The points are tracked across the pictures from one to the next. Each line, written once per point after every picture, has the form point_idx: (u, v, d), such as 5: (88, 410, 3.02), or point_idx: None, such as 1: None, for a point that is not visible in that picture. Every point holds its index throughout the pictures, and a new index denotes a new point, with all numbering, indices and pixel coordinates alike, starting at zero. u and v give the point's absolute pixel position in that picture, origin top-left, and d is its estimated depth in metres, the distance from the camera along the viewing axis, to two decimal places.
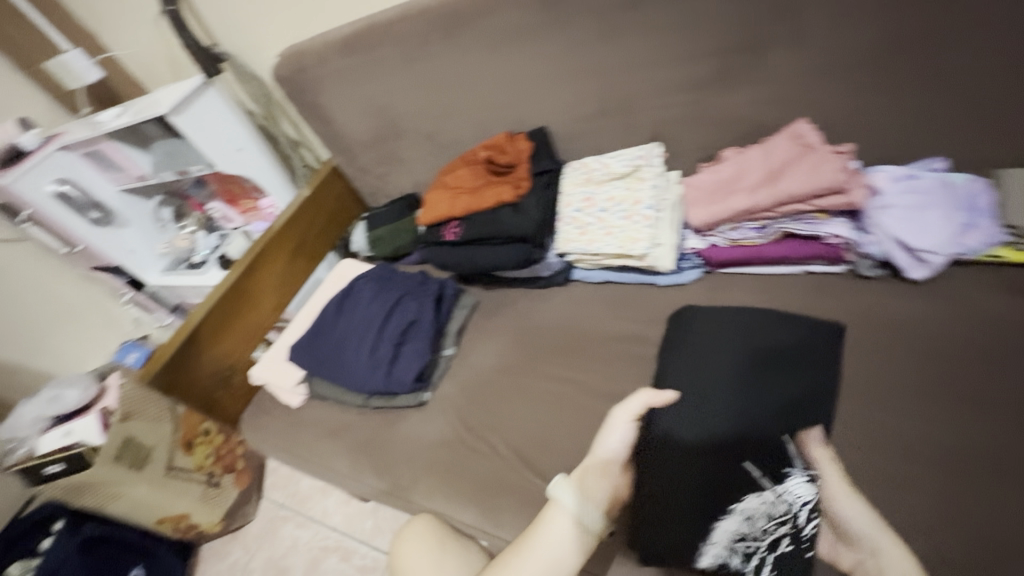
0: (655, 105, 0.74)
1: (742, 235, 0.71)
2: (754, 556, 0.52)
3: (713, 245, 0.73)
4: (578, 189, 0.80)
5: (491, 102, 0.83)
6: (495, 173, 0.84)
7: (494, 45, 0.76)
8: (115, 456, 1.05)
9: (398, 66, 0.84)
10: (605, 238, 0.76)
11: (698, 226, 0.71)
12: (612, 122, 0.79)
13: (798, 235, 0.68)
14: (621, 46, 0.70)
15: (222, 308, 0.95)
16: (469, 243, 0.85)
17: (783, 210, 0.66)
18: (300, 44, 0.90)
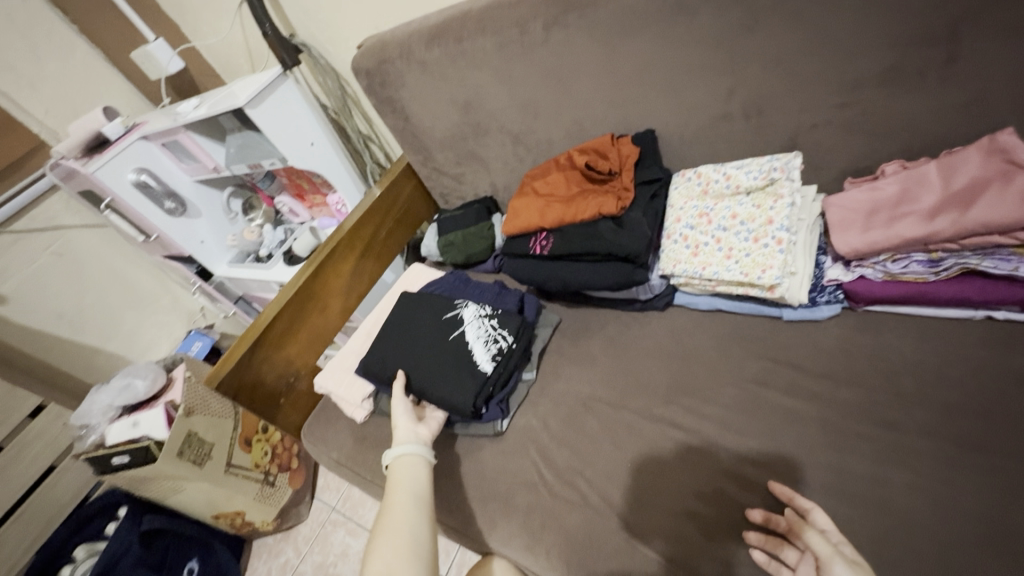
0: (797, 109, 0.62)
1: (903, 268, 0.60)
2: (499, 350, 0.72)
3: (861, 278, 0.62)
4: (693, 203, 0.70)
5: (592, 101, 0.74)
6: (594, 181, 0.75)
7: (605, 38, 0.65)
8: (177, 452, 1.00)
9: (489, 59, 0.75)
10: (724, 262, 0.66)
11: (844, 255, 0.61)
12: (737, 127, 0.67)
13: (981, 272, 0.56)
14: (762, 39, 0.58)
15: (292, 311, 0.91)
16: (560, 258, 0.76)
17: (969, 243, 0.54)
18: (384, 35, 0.83)
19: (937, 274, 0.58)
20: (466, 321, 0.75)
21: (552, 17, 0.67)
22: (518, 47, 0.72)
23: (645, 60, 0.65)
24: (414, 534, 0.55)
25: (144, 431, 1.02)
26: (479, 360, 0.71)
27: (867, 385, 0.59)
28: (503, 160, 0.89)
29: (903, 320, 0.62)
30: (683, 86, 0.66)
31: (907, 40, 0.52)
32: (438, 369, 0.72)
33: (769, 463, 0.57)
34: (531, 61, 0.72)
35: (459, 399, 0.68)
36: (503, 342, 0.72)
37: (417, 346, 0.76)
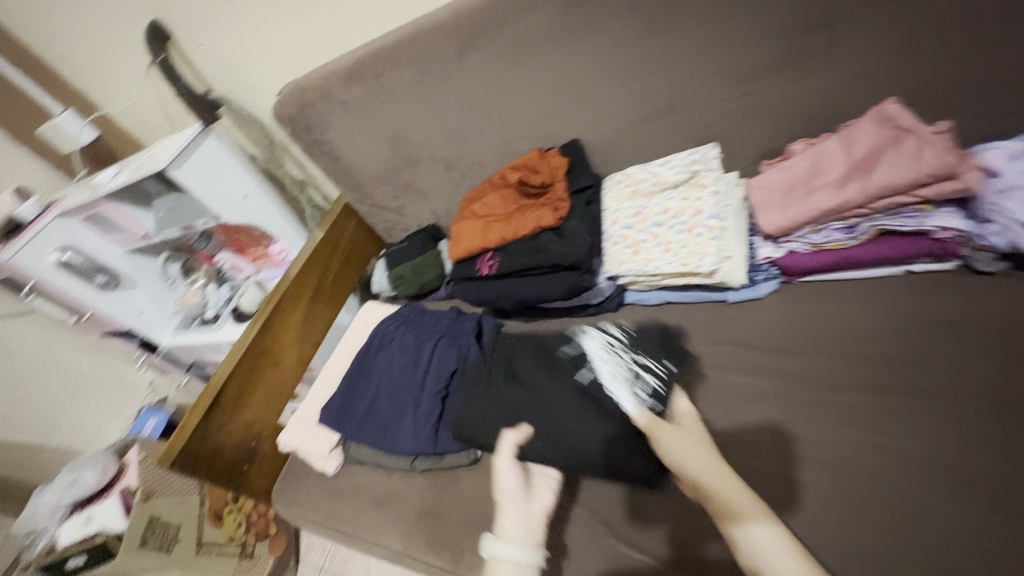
0: (704, 103, 0.65)
1: (826, 237, 0.63)
2: (642, 376, 0.63)
3: (792, 252, 0.66)
4: (621, 203, 0.73)
5: (515, 122, 0.75)
6: (529, 196, 0.76)
7: (517, 59, 0.67)
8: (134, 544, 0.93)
9: (410, 90, 0.76)
10: (664, 255, 0.68)
11: (771, 232, 0.64)
12: (656, 127, 0.70)
13: (896, 232, 0.60)
14: (662, 42, 0.61)
15: (243, 370, 0.87)
16: (507, 277, 0.76)
17: (877, 205, 0.58)
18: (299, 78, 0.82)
19: (856, 239, 0.62)
20: (598, 356, 0.66)
21: (463, 43, 0.68)
22: (434, 76, 0.73)
23: (557, 75, 0.68)
24: None
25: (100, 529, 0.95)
26: (623, 403, 0.61)
27: (812, 352, 0.62)
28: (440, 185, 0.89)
29: (841, 286, 0.65)
30: (602, 92, 0.68)
31: (797, 25, 0.56)
32: (562, 419, 0.63)
33: (737, 445, 0.59)
34: (449, 87, 0.73)
35: (579, 447, 0.60)
36: (654, 374, 0.63)
37: (503, 399, 0.68)
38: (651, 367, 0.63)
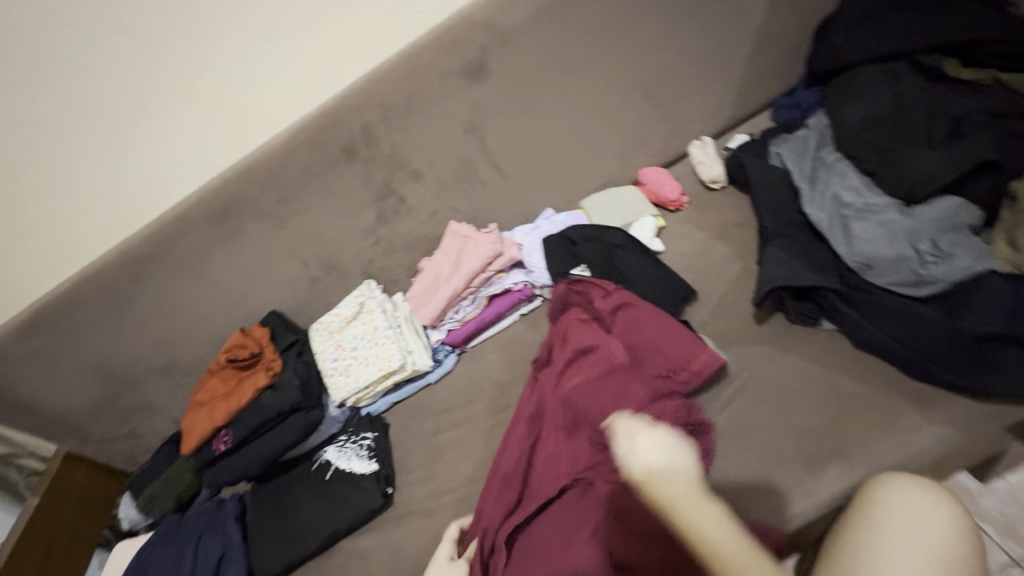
0: (532, 198, 1.09)
1: (462, 314, 1.05)
2: (364, 437, 0.98)
3: (450, 331, 1.05)
4: (327, 340, 1.05)
5: (334, 221, 1.00)
6: (242, 370, 1.03)
7: (391, 169, 0.97)
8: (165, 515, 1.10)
9: (304, 188, 0.95)
10: (367, 369, 1.00)
11: (429, 320, 1.03)
12: (506, 204, 1.08)
13: (496, 294, 1.05)
14: (502, 170, 1.04)
15: (209, 433, 1.01)
16: (249, 440, 1.00)
17: (475, 282, 1.03)
18: (212, 184, 0.93)
19: (476, 306, 1.05)
20: (334, 459, 0.98)
21: (349, 154, 0.94)
22: (327, 175, 0.95)
23: (429, 175, 1.00)
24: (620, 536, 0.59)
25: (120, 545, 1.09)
26: (364, 468, 0.95)
27: None
28: (413, 228, 1.05)
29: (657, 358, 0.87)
30: (468, 188, 1.04)
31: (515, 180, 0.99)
32: (345, 495, 0.93)
33: None
34: (332, 189, 0.97)
35: (366, 500, 0.92)
36: (368, 439, 0.98)
37: (309, 516, 0.93)
38: (366, 437, 0.98)
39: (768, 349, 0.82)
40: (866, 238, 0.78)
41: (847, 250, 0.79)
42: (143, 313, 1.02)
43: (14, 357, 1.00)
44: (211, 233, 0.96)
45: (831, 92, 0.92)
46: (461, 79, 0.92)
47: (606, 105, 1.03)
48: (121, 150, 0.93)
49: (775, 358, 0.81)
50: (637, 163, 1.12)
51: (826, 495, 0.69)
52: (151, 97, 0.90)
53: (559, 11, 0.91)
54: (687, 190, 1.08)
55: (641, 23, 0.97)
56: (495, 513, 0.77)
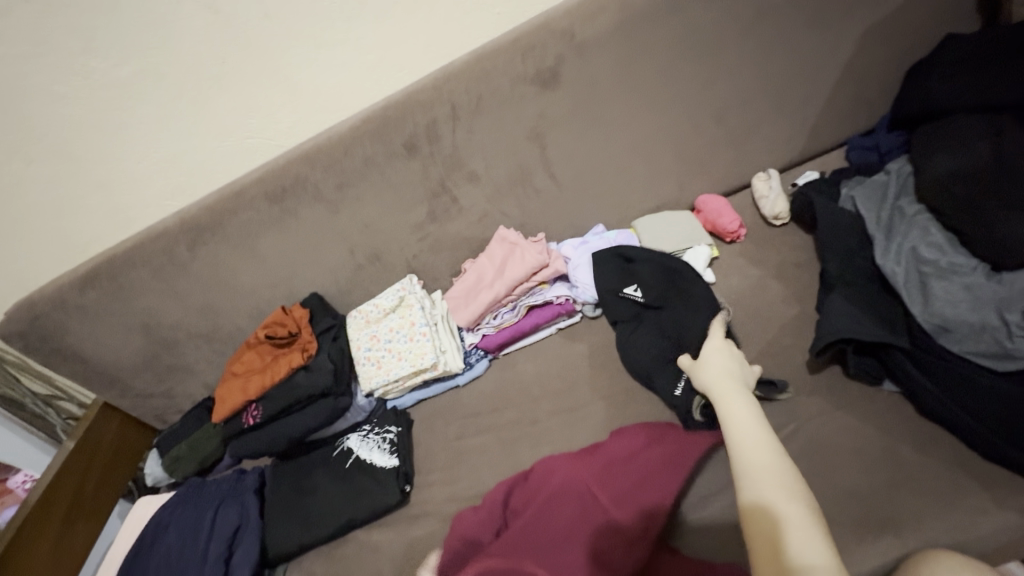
0: (584, 212, 1.07)
1: (500, 320, 1.03)
2: (388, 430, 0.99)
3: (485, 336, 1.04)
4: (364, 329, 1.05)
5: (387, 212, 1.01)
6: (278, 347, 1.04)
7: (449, 168, 0.97)
8: (187, 477, 1.13)
9: (362, 177, 0.96)
10: (398, 363, 1.00)
11: (466, 322, 1.02)
12: (557, 215, 1.06)
13: (536, 304, 1.03)
14: (558, 180, 1.03)
15: (240, 406, 1.02)
16: (277, 417, 1.01)
17: (517, 290, 1.01)
18: (274, 163, 0.95)
19: (514, 314, 1.03)
20: (356, 447, 0.99)
21: (410, 148, 0.94)
22: (385, 166, 0.95)
23: (486, 178, 0.99)
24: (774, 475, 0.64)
25: (143, 499, 1.13)
26: (385, 461, 0.95)
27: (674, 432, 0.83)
28: (462, 229, 1.05)
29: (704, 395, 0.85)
30: (523, 195, 1.03)
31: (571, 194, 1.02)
32: (362, 486, 0.94)
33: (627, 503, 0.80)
34: (390, 182, 0.97)
35: (382, 494, 0.92)
36: (391, 433, 0.98)
37: (325, 502, 0.94)
38: (389, 430, 0.99)
39: (819, 402, 0.78)
40: (944, 300, 0.73)
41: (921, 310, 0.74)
42: (192, 280, 1.04)
43: (68, 307, 1.03)
44: (268, 211, 0.97)
45: (920, 139, 0.87)
46: (532, 85, 0.91)
47: (674, 126, 1.00)
48: (188, 121, 0.95)
49: (825, 412, 0.77)
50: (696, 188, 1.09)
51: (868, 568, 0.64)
52: (223, 72, 0.91)
53: (642, 25, 0.89)
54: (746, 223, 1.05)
55: (724, 46, 0.94)
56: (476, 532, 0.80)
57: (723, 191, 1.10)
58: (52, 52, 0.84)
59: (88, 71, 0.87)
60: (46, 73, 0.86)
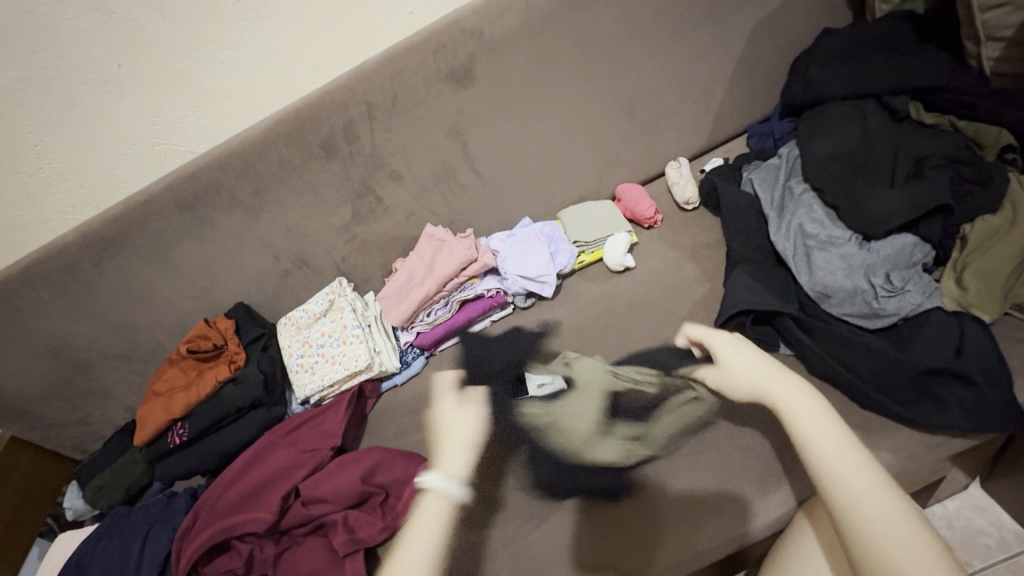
0: (510, 206, 1.10)
1: (433, 317, 1.04)
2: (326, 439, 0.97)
3: (419, 334, 1.04)
4: (295, 336, 1.03)
5: (308, 215, 0.99)
6: (203, 362, 1.00)
7: (368, 168, 0.97)
8: (112, 507, 1.06)
9: (279, 180, 0.94)
10: (332, 367, 0.99)
11: (398, 321, 1.02)
12: (484, 210, 1.09)
13: (468, 299, 1.05)
14: (480, 176, 1.04)
15: (165, 426, 0.98)
16: (206, 433, 0.98)
17: (447, 285, 1.02)
18: (181, 169, 0.91)
19: (448, 310, 1.05)
20: None
21: (325, 150, 0.93)
22: (301, 167, 0.93)
23: (407, 176, 1.00)
24: (854, 474, 0.65)
25: (63, 534, 1.05)
26: None
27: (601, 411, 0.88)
28: (389, 228, 1.05)
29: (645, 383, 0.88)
30: (447, 192, 1.04)
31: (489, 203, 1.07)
32: None
33: (561, 482, 0.84)
34: (307, 182, 0.95)
35: None
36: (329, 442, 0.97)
37: None
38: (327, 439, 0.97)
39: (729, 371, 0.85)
40: (823, 270, 0.81)
41: (804, 280, 0.83)
42: (102, 298, 0.98)
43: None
44: (180, 220, 0.93)
45: (805, 124, 0.96)
46: (445, 84, 0.92)
47: (589, 120, 1.05)
48: (82, 129, 0.90)
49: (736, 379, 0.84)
50: (615, 179, 1.14)
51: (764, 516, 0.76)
52: (116, 77, 0.87)
53: (549, 25, 0.92)
54: (661, 209, 1.11)
55: (628, 42, 0.99)
56: (275, 546, 0.84)
57: (641, 180, 1.16)
58: None
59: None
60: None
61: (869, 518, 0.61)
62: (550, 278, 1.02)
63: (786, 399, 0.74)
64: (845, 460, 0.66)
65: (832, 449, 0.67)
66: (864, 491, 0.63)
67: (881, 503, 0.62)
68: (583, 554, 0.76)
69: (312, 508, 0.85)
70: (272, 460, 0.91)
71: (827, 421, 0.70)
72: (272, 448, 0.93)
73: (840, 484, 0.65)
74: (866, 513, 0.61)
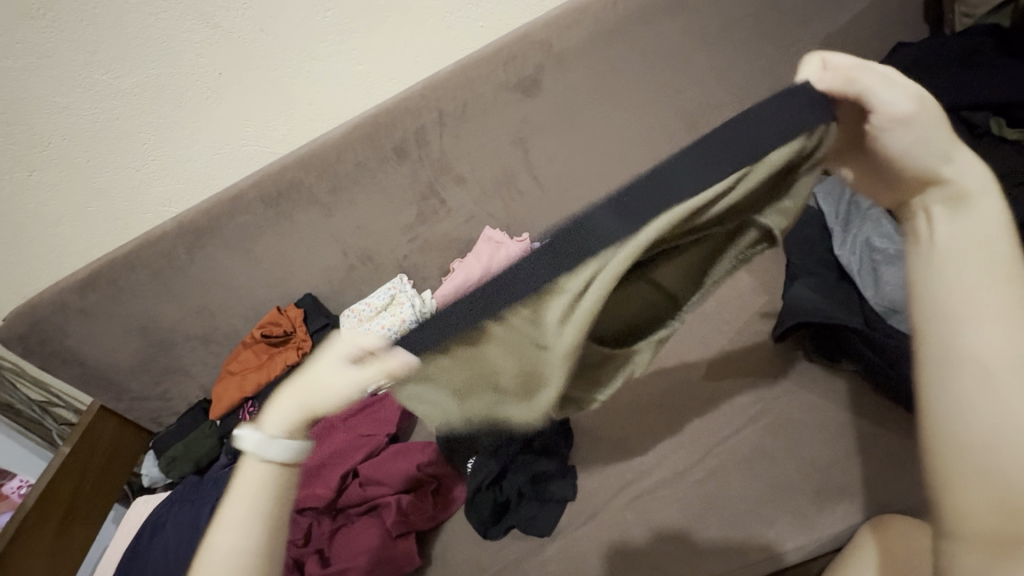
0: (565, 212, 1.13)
1: None
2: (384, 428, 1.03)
3: None
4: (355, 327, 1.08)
5: (376, 214, 1.05)
6: (273, 347, 1.09)
7: (434, 171, 1.02)
8: (184, 476, 1.15)
9: (352, 179, 1.00)
10: None
11: None
12: (541, 216, 1.12)
13: None
14: (539, 186, 1.08)
15: (237, 403, 1.07)
16: None
17: None
18: (268, 166, 0.99)
19: None
20: None
21: (397, 154, 0.98)
22: (373, 167, 0.99)
23: (470, 179, 1.04)
24: (1006, 360, 0.48)
25: (140, 499, 1.15)
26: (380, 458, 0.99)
27: (651, 416, 0.89)
28: (450, 230, 1.10)
29: (695, 394, 0.89)
30: (504, 196, 1.08)
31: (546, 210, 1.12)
32: None
33: (610, 483, 0.84)
34: (376, 180, 1.01)
35: None
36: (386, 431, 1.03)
37: None
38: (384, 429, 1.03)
39: (779, 388, 0.87)
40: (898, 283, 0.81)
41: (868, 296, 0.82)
42: (189, 282, 1.08)
43: (69, 310, 1.06)
44: (263, 214, 1.01)
45: None
46: (512, 93, 0.96)
47: (648, 131, 1.07)
48: (186, 129, 1.00)
49: (786, 394, 0.86)
50: None
51: (819, 533, 0.74)
52: (217, 82, 0.96)
53: (615, 38, 0.95)
54: None
55: (693, 56, 1.00)
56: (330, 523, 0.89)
57: None
58: (58, 65, 0.87)
59: (92, 84, 0.90)
60: (49, 85, 0.89)
61: (973, 417, 0.48)
62: None
63: (944, 290, 0.51)
64: (992, 343, 0.49)
65: (975, 326, 0.49)
66: (1006, 381, 0.48)
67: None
68: (630, 554, 0.77)
69: (368, 490, 0.89)
70: (330, 443, 0.96)
71: (991, 312, 0.49)
72: (328, 431, 0.99)
73: (977, 382, 0.48)
74: (967, 440, 0.48)
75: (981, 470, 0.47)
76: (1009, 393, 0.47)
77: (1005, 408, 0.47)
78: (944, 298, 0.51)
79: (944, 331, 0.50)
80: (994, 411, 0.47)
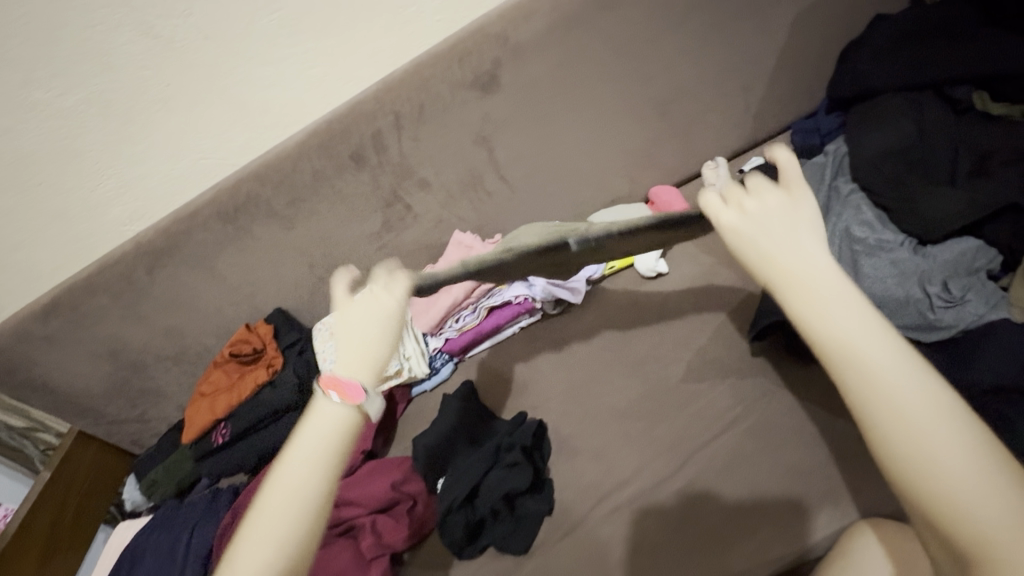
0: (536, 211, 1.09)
1: (462, 323, 1.02)
2: None
3: (448, 340, 1.02)
4: (325, 340, 1.03)
5: (341, 225, 1.01)
6: (243, 365, 1.06)
7: (396, 178, 0.98)
8: (166, 499, 1.13)
9: (309, 190, 0.96)
10: None
11: (427, 327, 1.01)
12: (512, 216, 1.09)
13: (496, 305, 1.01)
14: (506, 185, 1.04)
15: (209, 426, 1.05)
16: (247, 434, 1.04)
17: (475, 293, 1.02)
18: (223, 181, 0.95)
19: (477, 316, 1.02)
20: None
21: (355, 161, 0.94)
22: (332, 177, 0.95)
23: (434, 183, 1.00)
24: (860, 332, 0.46)
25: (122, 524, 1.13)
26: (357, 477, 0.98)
27: (629, 423, 0.87)
28: (419, 235, 1.07)
29: (674, 398, 0.87)
30: (471, 198, 1.04)
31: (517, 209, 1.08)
32: None
33: (588, 495, 0.82)
34: (336, 191, 0.97)
35: None
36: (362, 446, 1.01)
37: None
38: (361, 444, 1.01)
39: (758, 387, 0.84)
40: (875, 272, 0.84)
41: None
42: (153, 304, 1.04)
43: (32, 338, 1.03)
44: (222, 232, 0.98)
45: (854, 118, 0.95)
46: (470, 91, 0.92)
47: (617, 121, 1.02)
48: (139, 145, 0.95)
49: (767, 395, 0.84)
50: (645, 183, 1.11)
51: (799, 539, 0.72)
52: (166, 95, 0.91)
53: (575, 27, 0.90)
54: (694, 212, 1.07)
55: (659, 41, 0.95)
56: None
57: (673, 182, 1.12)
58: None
59: (36, 105, 0.86)
60: None
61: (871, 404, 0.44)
62: (579, 285, 0.98)
63: (794, 274, 0.48)
64: (846, 314, 0.46)
65: (822, 304, 0.47)
66: (879, 357, 0.45)
67: (930, 420, 0.43)
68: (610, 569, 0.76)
69: (340, 511, 0.86)
70: None
71: (834, 289, 0.47)
72: None
73: (858, 365, 0.45)
74: (893, 433, 0.43)
75: (899, 457, 0.43)
76: (881, 366, 0.45)
77: (901, 400, 0.44)
78: (795, 278, 0.48)
79: (814, 330, 0.46)
80: (870, 386, 0.45)
